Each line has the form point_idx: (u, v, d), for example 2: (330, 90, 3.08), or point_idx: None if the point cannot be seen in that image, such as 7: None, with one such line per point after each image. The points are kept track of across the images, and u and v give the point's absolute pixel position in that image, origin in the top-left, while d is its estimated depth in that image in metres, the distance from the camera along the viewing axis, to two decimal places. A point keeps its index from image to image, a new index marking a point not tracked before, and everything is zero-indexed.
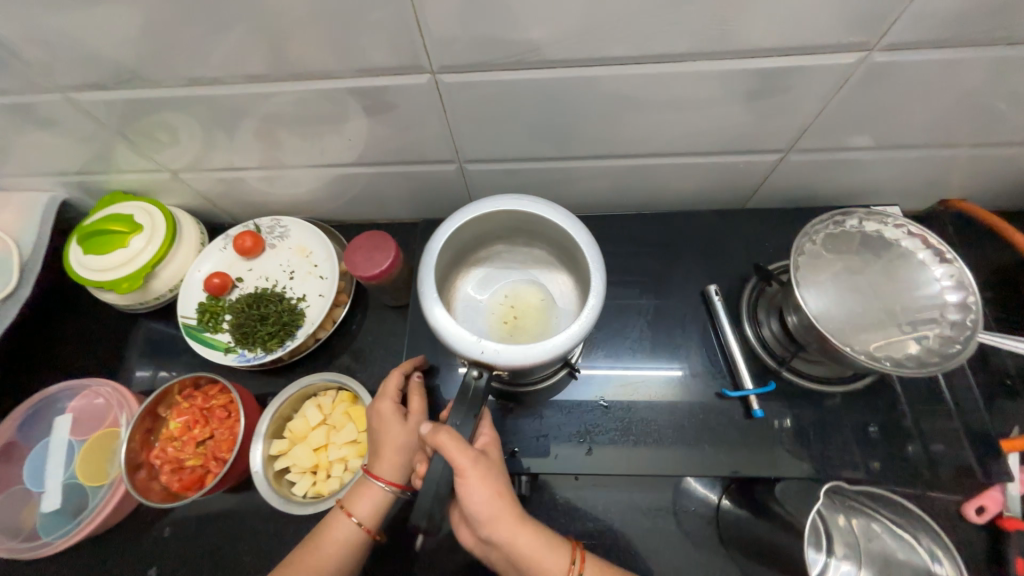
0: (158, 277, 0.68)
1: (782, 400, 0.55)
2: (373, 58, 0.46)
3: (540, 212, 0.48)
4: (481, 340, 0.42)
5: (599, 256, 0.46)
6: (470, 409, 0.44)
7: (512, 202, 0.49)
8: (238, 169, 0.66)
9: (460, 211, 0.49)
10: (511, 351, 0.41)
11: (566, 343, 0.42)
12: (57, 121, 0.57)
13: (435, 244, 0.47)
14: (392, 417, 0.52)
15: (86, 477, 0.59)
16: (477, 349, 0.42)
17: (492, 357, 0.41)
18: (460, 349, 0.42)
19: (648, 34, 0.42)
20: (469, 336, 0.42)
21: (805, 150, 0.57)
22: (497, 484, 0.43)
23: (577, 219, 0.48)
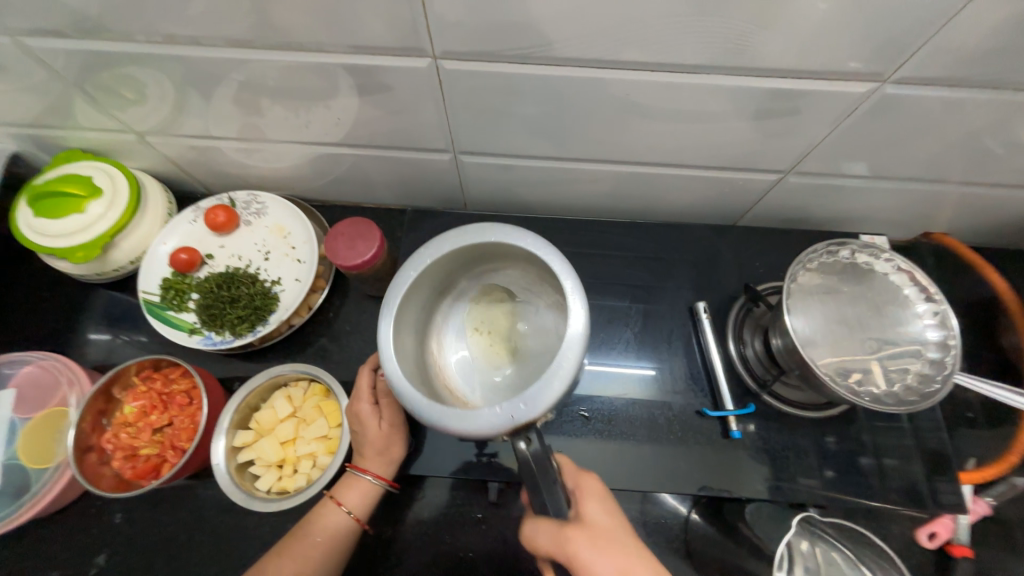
0: (118, 247, 0.63)
1: (760, 421, 0.55)
2: (370, 35, 0.42)
3: (457, 245, 0.46)
4: (502, 408, 0.38)
5: (541, 237, 0.45)
6: (542, 479, 0.41)
7: (428, 255, 0.46)
8: (213, 137, 0.61)
9: (387, 303, 0.44)
10: (537, 395, 0.38)
11: (571, 352, 0.39)
12: (7, 67, 0.51)
13: (388, 348, 0.43)
14: (373, 416, 0.50)
15: (29, 459, 0.55)
16: (507, 417, 0.38)
17: (528, 412, 0.38)
18: (491, 427, 0.38)
19: (666, 40, 0.40)
20: (487, 412, 0.38)
21: (805, 173, 0.57)
22: (621, 551, 0.39)
23: (511, 227, 0.45)
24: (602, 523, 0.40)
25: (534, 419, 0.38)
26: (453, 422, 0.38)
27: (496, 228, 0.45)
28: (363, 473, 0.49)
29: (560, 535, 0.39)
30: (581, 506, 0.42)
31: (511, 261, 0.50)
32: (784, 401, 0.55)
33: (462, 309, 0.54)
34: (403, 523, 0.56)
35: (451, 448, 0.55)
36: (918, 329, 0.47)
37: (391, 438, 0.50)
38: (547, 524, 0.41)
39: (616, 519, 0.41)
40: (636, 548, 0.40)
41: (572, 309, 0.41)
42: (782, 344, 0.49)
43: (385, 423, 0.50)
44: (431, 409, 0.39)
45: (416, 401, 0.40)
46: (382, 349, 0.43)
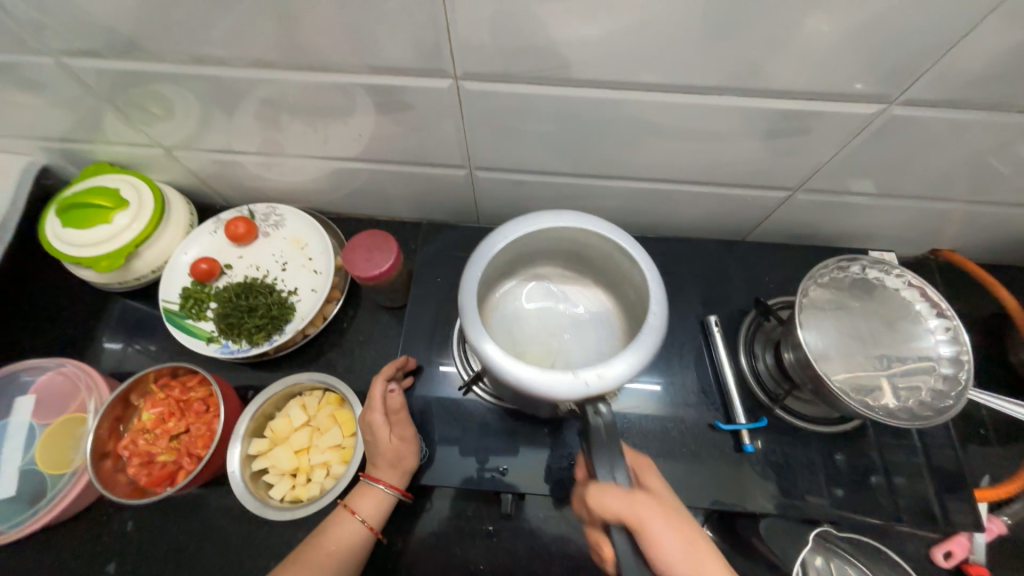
0: (141, 257, 0.64)
1: (773, 437, 0.55)
2: (395, 57, 0.44)
3: (547, 228, 0.48)
4: (581, 373, 0.39)
5: (626, 233, 0.48)
6: (610, 449, 0.41)
7: (519, 228, 0.48)
8: (236, 151, 0.63)
9: (475, 257, 0.46)
10: (614, 369, 0.40)
11: (653, 332, 0.42)
12: (47, 84, 0.53)
13: (472, 302, 0.44)
14: (384, 425, 0.49)
15: (46, 465, 0.55)
16: (581, 385, 0.39)
17: (601, 384, 0.39)
18: (564, 390, 0.39)
19: (679, 64, 0.42)
20: (563, 376, 0.39)
21: (813, 190, 0.58)
22: (683, 525, 0.39)
23: (587, 214, 0.48)
24: (664, 498, 0.41)
25: (605, 390, 0.40)
26: (529, 380, 0.39)
27: (587, 220, 0.48)
28: (376, 482, 0.49)
29: (630, 497, 0.38)
30: (642, 483, 0.43)
31: (585, 257, 0.54)
32: (796, 415, 0.55)
33: (515, 295, 0.57)
34: (412, 534, 0.56)
35: (463, 459, 0.54)
36: (930, 345, 0.48)
37: (402, 448, 0.50)
38: (617, 486, 0.39)
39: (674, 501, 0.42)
40: (692, 526, 0.40)
41: (652, 303, 0.44)
42: (794, 358, 0.50)
43: (396, 434, 0.49)
44: (507, 364, 0.40)
45: (494, 351, 0.41)
46: (466, 301, 0.44)
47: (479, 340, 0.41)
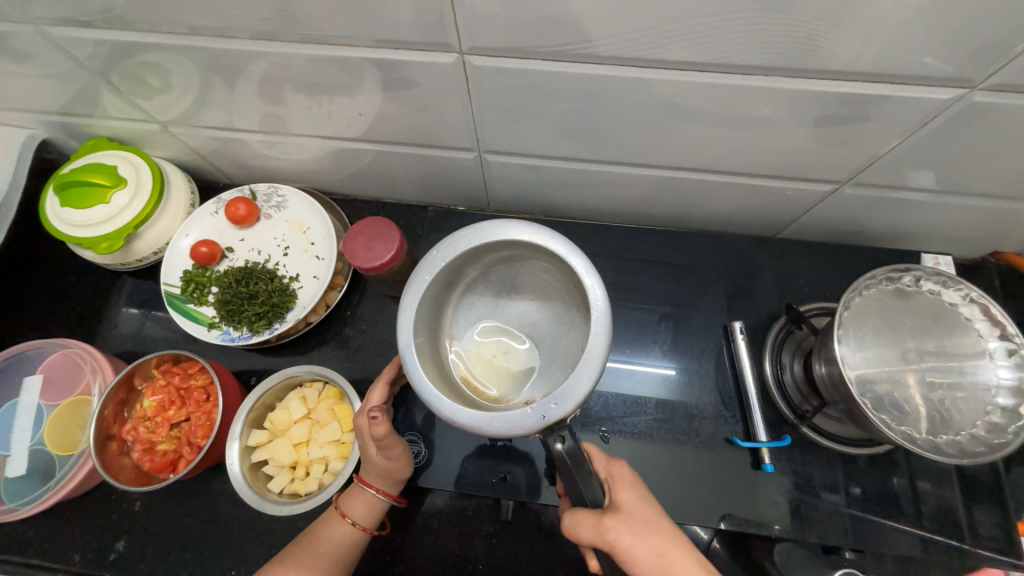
0: (142, 238, 0.62)
1: (796, 456, 0.51)
2: (395, 30, 0.39)
3: (475, 242, 0.43)
4: (535, 406, 0.37)
5: (557, 232, 0.43)
6: (580, 468, 0.41)
7: (441, 257, 0.43)
8: (236, 129, 0.60)
9: (403, 305, 0.42)
10: (566, 394, 0.37)
11: (600, 342, 0.38)
12: (34, 56, 0.50)
13: (412, 350, 0.41)
14: (369, 435, 0.47)
15: (55, 445, 0.56)
16: (538, 418, 0.36)
17: (559, 413, 0.37)
18: (521, 427, 0.36)
19: (720, 39, 0.36)
20: (519, 411, 0.37)
21: (864, 185, 0.51)
22: (656, 535, 0.38)
23: (520, 219, 0.43)
24: (637, 506, 0.40)
25: (567, 415, 0.37)
26: (484, 422, 0.37)
27: (518, 225, 0.43)
28: (367, 487, 0.48)
29: (598, 525, 0.39)
30: (615, 493, 0.41)
31: (533, 255, 0.48)
32: (824, 434, 0.50)
33: (461, 306, 0.50)
34: (411, 531, 0.56)
35: (461, 462, 0.51)
36: (988, 370, 0.42)
37: (391, 464, 0.47)
38: (585, 514, 0.40)
39: (649, 504, 0.40)
40: (669, 528, 0.39)
41: (593, 306, 0.39)
42: (826, 374, 0.45)
43: (384, 455, 0.46)
44: (460, 410, 0.37)
45: (442, 398, 0.38)
46: (406, 352, 0.40)
47: (428, 393, 0.39)
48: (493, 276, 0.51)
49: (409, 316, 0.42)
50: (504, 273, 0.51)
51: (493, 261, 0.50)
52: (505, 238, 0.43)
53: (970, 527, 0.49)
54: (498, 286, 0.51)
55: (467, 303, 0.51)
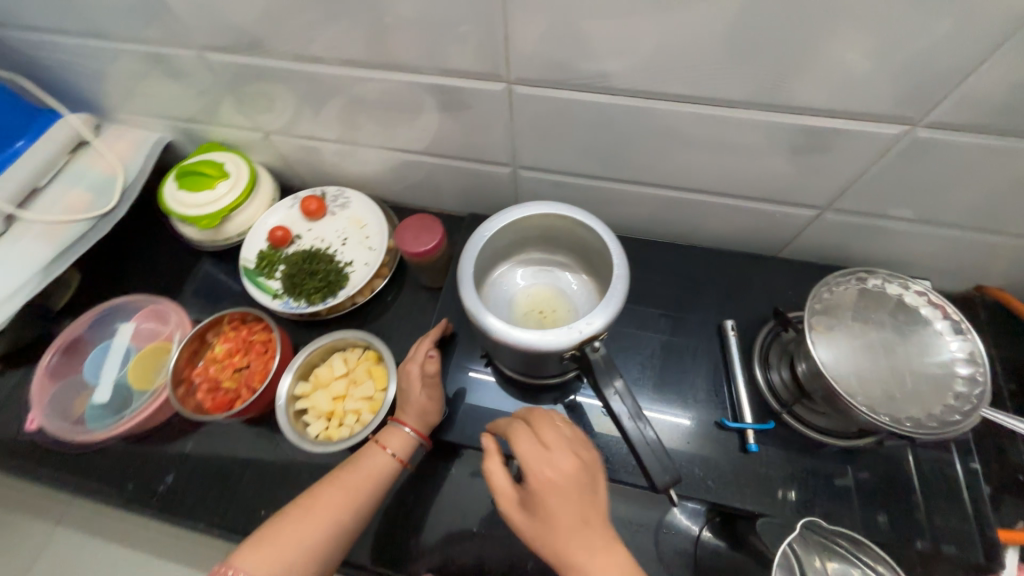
0: (232, 222, 0.76)
1: (780, 444, 0.56)
2: (463, 63, 0.53)
3: (518, 218, 0.54)
4: (574, 325, 0.44)
5: (585, 210, 0.53)
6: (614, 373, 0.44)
7: (492, 226, 0.53)
8: (319, 140, 0.74)
9: (461, 257, 0.51)
10: (598, 315, 0.45)
11: (623, 278, 0.48)
12: (187, 74, 0.67)
13: (469, 291, 0.48)
14: (417, 378, 0.56)
15: (134, 382, 0.66)
16: (575, 334, 0.44)
17: (591, 330, 0.44)
18: (562, 342, 0.44)
19: (706, 77, 0.47)
20: (559, 330, 0.44)
21: (843, 211, 0.59)
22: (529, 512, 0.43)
23: (555, 201, 0.54)
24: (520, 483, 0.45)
25: (599, 333, 0.45)
26: (530, 339, 0.44)
27: (553, 204, 0.54)
28: (403, 425, 0.56)
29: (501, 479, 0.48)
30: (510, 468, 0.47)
31: (557, 242, 0.59)
32: (807, 425, 0.56)
33: (495, 283, 0.60)
34: (423, 493, 0.60)
35: (482, 421, 0.59)
36: (948, 362, 0.48)
37: (429, 403, 0.56)
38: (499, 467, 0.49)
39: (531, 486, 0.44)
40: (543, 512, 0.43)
41: (613, 255, 0.49)
42: (806, 368, 0.53)
43: (426, 393, 0.56)
44: (512, 331, 0.45)
45: (497, 322, 0.46)
46: (464, 292, 0.48)
47: (485, 318, 0.46)
48: (523, 262, 0.62)
49: (467, 267, 0.50)
50: (531, 258, 0.62)
51: (522, 245, 0.60)
52: (541, 217, 0.55)
53: (946, 525, 0.52)
54: (524, 269, 0.62)
55: (500, 282, 0.61)
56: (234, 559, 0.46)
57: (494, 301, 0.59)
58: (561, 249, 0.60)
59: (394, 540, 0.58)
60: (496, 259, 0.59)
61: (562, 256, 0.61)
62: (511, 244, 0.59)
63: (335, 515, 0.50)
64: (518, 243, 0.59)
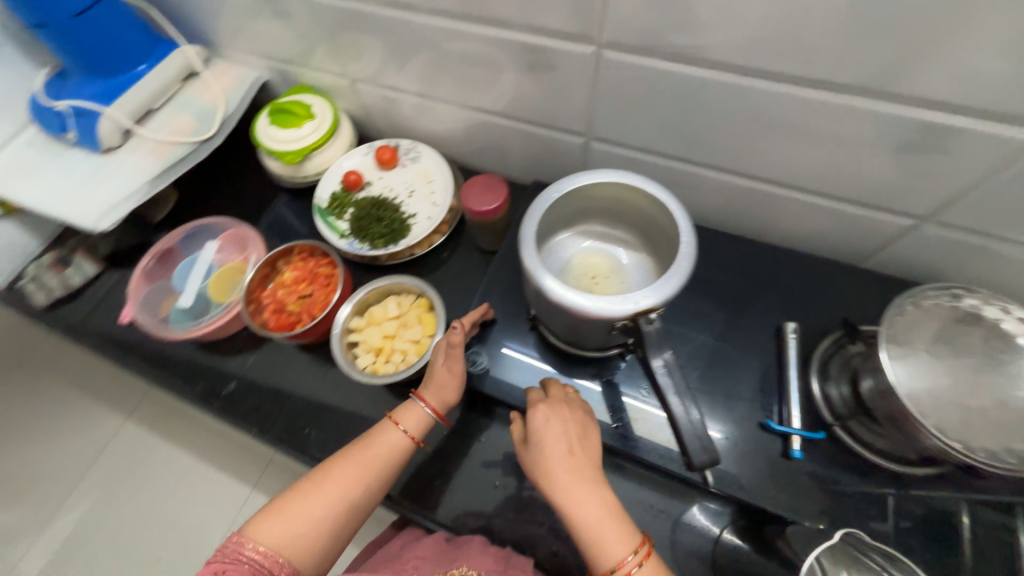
0: (311, 161, 0.80)
1: (824, 457, 0.53)
2: (555, 23, 0.52)
3: (588, 183, 0.53)
4: (630, 296, 0.44)
5: (659, 183, 0.52)
6: (663, 348, 0.44)
7: (561, 188, 0.53)
8: (402, 92, 0.76)
9: (527, 213, 0.51)
10: (658, 289, 0.44)
11: (688, 257, 0.46)
12: (292, 15, 0.70)
13: (530, 249, 0.49)
14: (440, 359, 0.58)
15: (213, 293, 0.73)
16: (631, 304, 0.44)
17: (648, 303, 0.44)
18: (616, 311, 0.44)
19: (816, 56, 0.44)
20: (615, 299, 0.44)
21: (945, 225, 0.54)
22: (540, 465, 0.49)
23: (630, 170, 0.52)
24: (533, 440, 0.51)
25: (655, 308, 0.44)
26: (585, 303, 0.45)
27: (626, 173, 0.52)
28: (420, 403, 0.58)
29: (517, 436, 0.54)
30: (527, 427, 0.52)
31: (623, 216, 0.59)
32: (860, 442, 0.53)
33: (551, 244, 0.60)
34: (456, 439, 0.63)
35: (521, 380, 0.61)
36: None
37: (447, 382, 0.57)
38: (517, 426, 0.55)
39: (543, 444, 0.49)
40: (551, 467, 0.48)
41: (682, 232, 0.48)
42: (872, 385, 0.49)
43: (448, 367, 0.57)
44: (568, 293, 0.45)
45: (554, 282, 0.46)
46: (525, 249, 0.49)
47: (542, 277, 0.46)
48: (581, 231, 0.62)
49: (531, 224, 0.50)
50: (592, 228, 0.61)
51: (586, 213, 0.59)
52: (612, 185, 0.53)
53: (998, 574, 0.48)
54: (581, 237, 0.62)
55: (556, 245, 0.61)
56: (252, 531, 0.50)
57: (548, 261, 0.59)
58: (626, 223, 0.59)
59: (421, 477, 0.62)
60: (558, 224, 0.59)
61: (624, 231, 0.60)
62: (576, 210, 0.58)
63: (341, 489, 0.53)
64: (583, 209, 0.58)
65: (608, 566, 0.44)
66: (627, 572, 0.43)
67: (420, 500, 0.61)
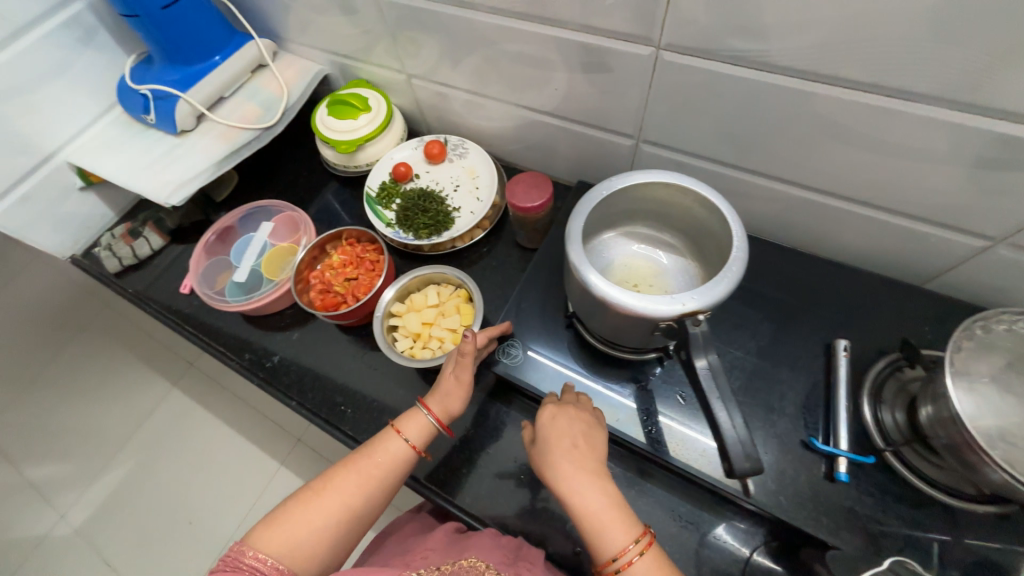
0: (364, 151, 0.83)
1: (871, 484, 0.51)
2: (615, 23, 0.53)
3: (639, 183, 0.52)
4: (677, 296, 0.44)
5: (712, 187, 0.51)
6: (708, 350, 0.43)
7: (611, 185, 0.53)
8: (455, 89, 0.78)
9: (574, 209, 0.51)
10: (706, 291, 0.43)
11: (739, 261, 0.45)
12: (357, 12, 0.74)
13: (577, 245, 0.49)
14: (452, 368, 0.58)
15: (265, 270, 0.77)
16: (678, 305, 0.43)
17: (695, 305, 0.43)
18: (662, 310, 0.43)
19: (890, 62, 0.42)
20: (662, 298, 0.44)
21: (1022, 249, 0.51)
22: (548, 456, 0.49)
23: (682, 171, 0.52)
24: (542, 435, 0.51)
25: (703, 310, 0.43)
26: (630, 301, 0.44)
27: (679, 175, 0.52)
28: (426, 411, 0.57)
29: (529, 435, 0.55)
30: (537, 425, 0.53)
31: (670, 219, 0.58)
32: (912, 471, 0.50)
33: (596, 243, 0.60)
34: (486, 429, 0.64)
35: (554, 375, 0.61)
36: None
37: (455, 392, 0.57)
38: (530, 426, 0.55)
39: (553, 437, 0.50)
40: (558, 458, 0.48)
41: (734, 236, 0.47)
42: (933, 413, 0.46)
43: (457, 377, 0.57)
44: (613, 290, 0.45)
45: (600, 279, 0.46)
46: (572, 244, 0.49)
47: (589, 273, 0.46)
48: (625, 233, 0.61)
49: (578, 221, 0.50)
50: (637, 231, 0.61)
51: (632, 215, 0.59)
52: (664, 186, 0.52)
53: None
54: (625, 239, 0.61)
55: (601, 244, 0.60)
56: (254, 540, 0.48)
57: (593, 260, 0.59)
58: (672, 227, 0.59)
59: (450, 464, 0.63)
60: (603, 224, 0.59)
61: (669, 235, 0.60)
62: (623, 211, 0.58)
63: (342, 496, 0.52)
64: (629, 210, 0.58)
65: (610, 555, 0.43)
66: (629, 561, 0.42)
67: (446, 485, 0.62)
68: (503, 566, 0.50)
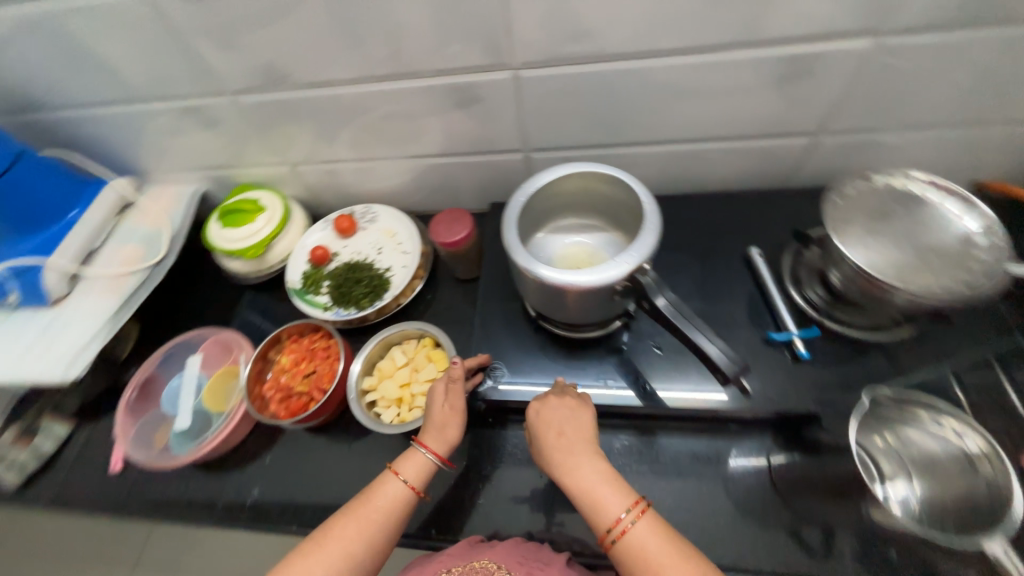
0: (273, 249, 0.81)
1: (826, 353, 0.59)
2: (471, 60, 0.59)
3: (546, 182, 0.58)
4: (619, 257, 0.49)
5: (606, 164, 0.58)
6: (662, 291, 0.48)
7: (525, 192, 0.57)
8: (344, 162, 0.80)
9: (504, 222, 0.55)
10: (640, 245, 0.49)
11: (654, 213, 0.53)
12: (220, 121, 0.73)
13: (519, 250, 0.52)
14: (440, 396, 0.58)
15: (209, 405, 0.71)
16: (624, 264, 0.49)
17: (637, 259, 0.49)
18: (614, 274, 0.48)
19: (691, 28, 0.53)
20: (609, 265, 0.49)
21: (837, 133, 0.64)
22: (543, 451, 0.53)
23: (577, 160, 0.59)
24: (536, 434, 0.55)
25: (645, 262, 0.49)
26: (585, 278, 0.49)
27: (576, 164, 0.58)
28: (421, 448, 0.56)
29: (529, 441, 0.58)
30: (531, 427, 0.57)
31: (583, 204, 0.65)
32: (847, 327, 0.59)
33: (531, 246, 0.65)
34: (500, 461, 0.63)
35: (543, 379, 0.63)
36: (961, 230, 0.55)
37: (448, 419, 0.57)
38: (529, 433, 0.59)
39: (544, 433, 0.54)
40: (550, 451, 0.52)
41: (640, 195, 0.55)
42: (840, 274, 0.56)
43: (449, 404, 0.57)
44: (567, 274, 0.49)
45: (551, 270, 0.50)
46: (516, 251, 0.52)
47: (540, 269, 0.50)
48: (551, 230, 0.67)
49: (512, 230, 0.54)
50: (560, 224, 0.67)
51: (550, 213, 0.65)
52: (568, 178, 0.59)
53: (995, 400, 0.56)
54: (553, 235, 0.67)
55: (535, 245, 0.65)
56: None
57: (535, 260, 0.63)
58: (588, 210, 0.65)
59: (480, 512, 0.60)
60: (530, 228, 0.63)
61: (587, 218, 0.66)
62: (542, 211, 0.63)
63: (344, 543, 0.49)
64: (548, 209, 0.64)
65: (607, 526, 0.47)
66: (624, 529, 0.46)
67: (485, 531, 0.60)
68: (515, 566, 0.52)
